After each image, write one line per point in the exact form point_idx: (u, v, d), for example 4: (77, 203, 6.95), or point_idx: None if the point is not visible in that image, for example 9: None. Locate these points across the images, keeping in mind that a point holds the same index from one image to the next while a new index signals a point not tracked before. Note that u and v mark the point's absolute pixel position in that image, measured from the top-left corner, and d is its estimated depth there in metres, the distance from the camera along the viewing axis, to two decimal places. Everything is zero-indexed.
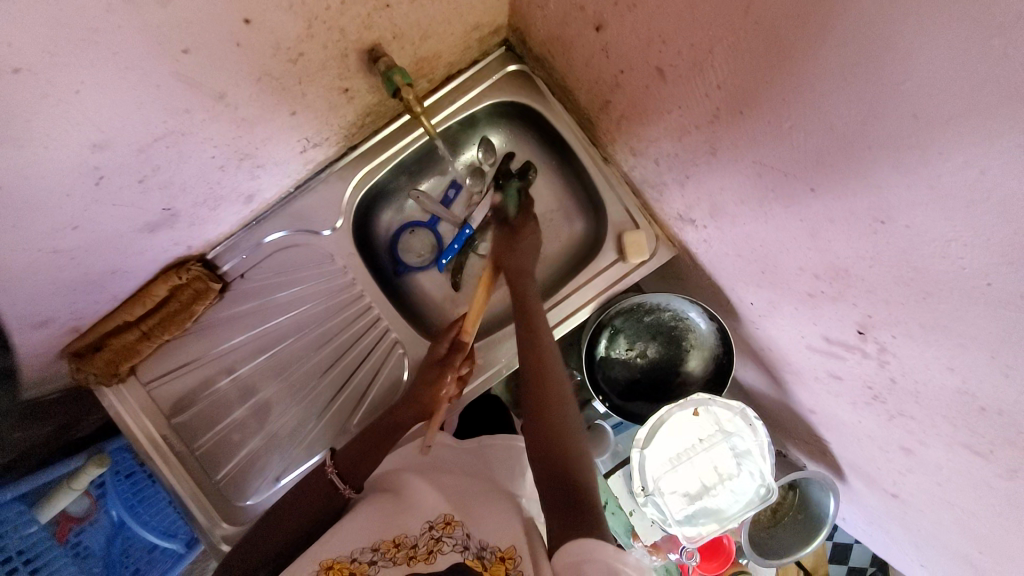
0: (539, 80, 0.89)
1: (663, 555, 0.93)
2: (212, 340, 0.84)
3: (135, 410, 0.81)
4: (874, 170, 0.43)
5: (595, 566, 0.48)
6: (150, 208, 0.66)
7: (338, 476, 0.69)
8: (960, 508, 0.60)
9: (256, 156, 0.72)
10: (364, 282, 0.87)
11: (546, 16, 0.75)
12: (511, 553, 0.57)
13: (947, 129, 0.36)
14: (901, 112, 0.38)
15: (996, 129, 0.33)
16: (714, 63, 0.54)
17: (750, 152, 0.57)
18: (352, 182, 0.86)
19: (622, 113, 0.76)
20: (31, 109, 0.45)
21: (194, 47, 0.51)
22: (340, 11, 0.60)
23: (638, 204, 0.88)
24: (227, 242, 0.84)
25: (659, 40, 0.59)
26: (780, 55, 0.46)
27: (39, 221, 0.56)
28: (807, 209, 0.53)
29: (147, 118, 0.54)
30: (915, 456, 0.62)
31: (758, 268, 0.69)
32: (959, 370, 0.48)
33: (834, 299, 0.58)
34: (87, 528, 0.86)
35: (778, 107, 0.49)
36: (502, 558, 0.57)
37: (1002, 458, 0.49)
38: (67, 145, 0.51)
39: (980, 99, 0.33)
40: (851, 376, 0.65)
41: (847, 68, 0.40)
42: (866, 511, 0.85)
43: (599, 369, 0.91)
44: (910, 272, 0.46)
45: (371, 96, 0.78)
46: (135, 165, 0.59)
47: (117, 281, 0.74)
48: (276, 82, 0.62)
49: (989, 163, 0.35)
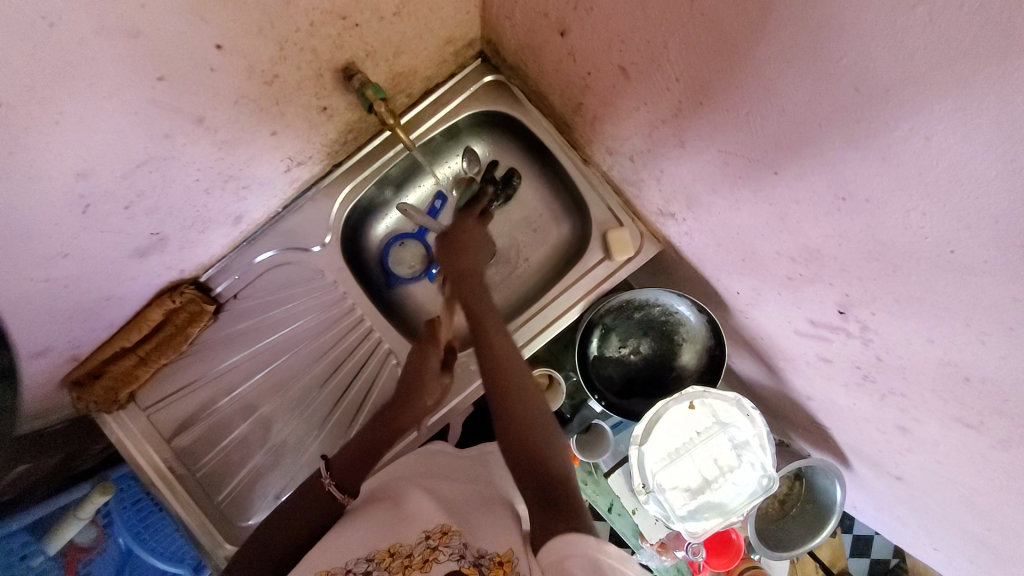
0: (515, 89, 0.91)
1: (671, 554, 0.92)
2: (209, 362, 0.85)
3: (135, 435, 0.82)
4: (829, 149, 0.44)
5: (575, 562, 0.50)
6: (139, 232, 0.68)
7: (336, 487, 0.70)
8: (961, 484, 0.60)
9: (241, 177, 0.74)
10: (354, 295, 0.88)
11: (514, 26, 0.78)
12: (508, 557, 0.56)
13: (889, 102, 0.37)
14: (845, 88, 0.40)
15: (935, 95, 0.34)
16: (670, 58, 0.55)
17: (714, 141, 0.58)
18: (338, 198, 0.88)
19: (595, 114, 0.78)
20: (14, 141, 0.47)
21: (170, 74, 0.53)
22: (310, 33, 0.62)
23: (620, 202, 0.89)
24: (219, 264, 0.86)
25: (618, 41, 0.61)
26: (729, 45, 0.47)
27: (28, 251, 0.58)
28: (775, 192, 0.54)
29: (129, 144, 0.57)
30: (911, 434, 0.62)
31: (739, 256, 0.70)
32: (939, 341, 0.48)
33: (812, 281, 0.59)
34: (95, 559, 0.85)
35: (734, 95, 0.51)
36: (500, 564, 0.55)
37: (992, 427, 0.49)
38: (53, 175, 0.53)
39: (915, 68, 0.34)
40: (839, 357, 0.65)
41: (791, 51, 0.42)
42: (875, 497, 0.84)
43: (594, 368, 0.91)
44: (878, 246, 0.47)
45: (350, 114, 0.80)
46: (121, 192, 0.61)
47: (111, 307, 0.76)
48: (254, 104, 0.65)
49: (932, 129, 0.36)
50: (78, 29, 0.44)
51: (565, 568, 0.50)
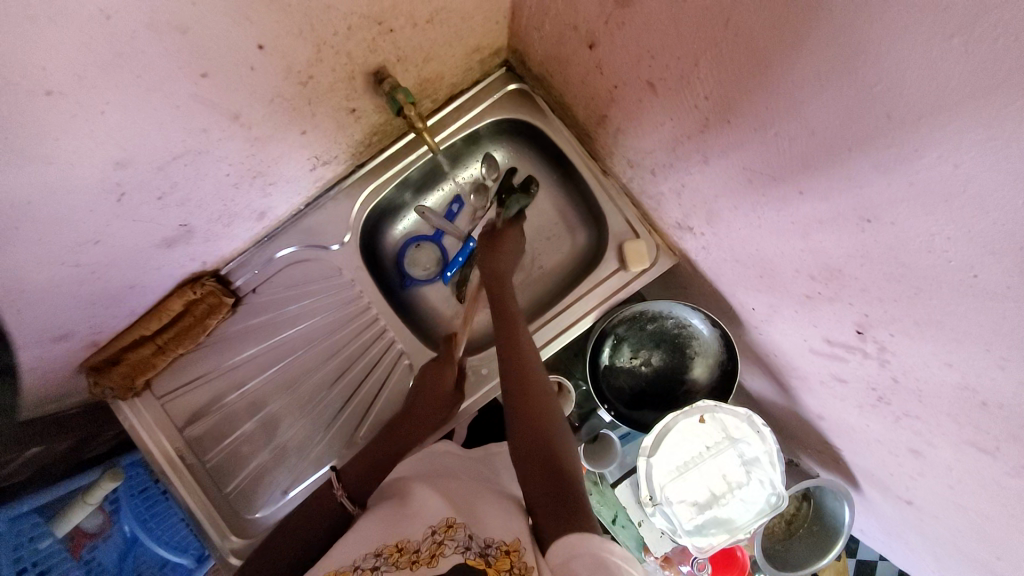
0: (539, 99, 0.92)
1: (675, 568, 0.91)
2: (225, 354, 0.86)
3: (149, 423, 0.83)
4: (857, 170, 0.45)
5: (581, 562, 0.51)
6: (167, 223, 0.70)
7: (348, 499, 0.71)
8: (974, 511, 0.59)
9: (269, 174, 0.75)
10: (371, 294, 0.90)
11: (542, 37, 0.79)
12: (515, 546, 0.57)
13: (919, 127, 0.38)
14: (876, 111, 0.40)
15: (967, 122, 0.35)
16: (699, 74, 0.56)
17: (740, 157, 0.58)
18: (359, 200, 0.89)
19: (618, 126, 0.79)
20: (60, 128, 0.48)
21: (211, 71, 0.55)
22: (346, 37, 0.63)
23: (638, 214, 0.90)
24: (239, 258, 0.88)
25: (647, 55, 0.62)
26: (761, 65, 0.48)
27: (61, 236, 0.59)
28: (798, 210, 0.55)
29: (167, 137, 0.58)
30: (924, 458, 0.61)
31: (757, 273, 0.70)
32: (958, 365, 0.48)
33: (831, 300, 0.59)
34: (100, 545, 0.88)
35: (762, 114, 0.52)
36: (506, 553, 0.56)
37: (1009, 455, 0.49)
38: (92, 163, 0.54)
39: (949, 94, 0.35)
40: (854, 378, 0.64)
41: (823, 73, 0.43)
42: (883, 521, 0.83)
43: (604, 378, 0.92)
44: (900, 268, 0.47)
45: (376, 117, 0.82)
46: (154, 182, 0.62)
47: (134, 296, 0.77)
48: (287, 103, 0.66)
49: (962, 155, 0.36)
50: (129, 24, 0.45)
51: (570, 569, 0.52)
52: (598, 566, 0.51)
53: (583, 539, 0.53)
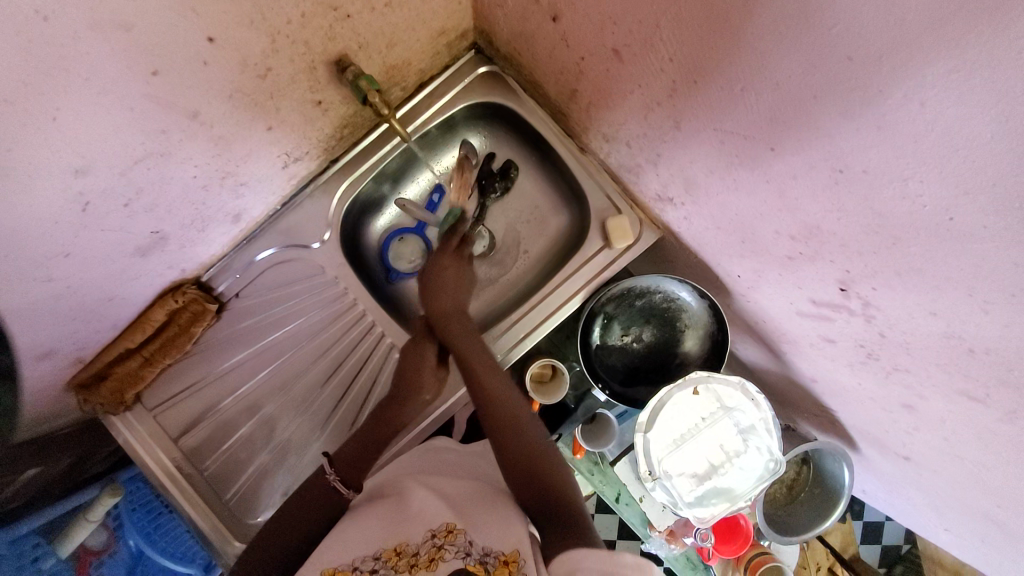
0: (510, 80, 0.91)
1: (680, 541, 0.92)
2: (213, 360, 0.86)
3: (142, 436, 0.83)
4: (825, 120, 0.44)
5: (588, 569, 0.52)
6: (138, 231, 0.69)
7: (340, 482, 0.71)
8: (970, 461, 0.59)
9: (238, 174, 0.74)
10: (355, 291, 0.89)
11: (507, 14, 0.78)
12: (514, 557, 0.55)
13: (882, 68, 0.37)
14: (837, 55, 0.39)
15: (926, 56, 0.34)
16: (662, 36, 0.55)
17: (710, 119, 0.58)
18: (336, 195, 0.88)
19: (590, 101, 0.77)
20: (13, 137, 0.47)
21: (163, 68, 0.54)
22: (302, 25, 0.62)
23: (618, 190, 0.89)
24: (220, 263, 0.87)
25: (610, 23, 0.61)
26: (719, 20, 0.47)
27: (29, 251, 0.58)
28: (772, 168, 0.54)
29: (126, 140, 0.57)
30: (917, 412, 0.61)
31: (739, 238, 0.69)
32: (942, 314, 0.47)
33: (812, 259, 0.58)
34: (107, 561, 0.87)
35: (727, 71, 0.51)
36: (506, 563, 0.55)
37: (998, 400, 0.49)
38: (51, 171, 0.53)
39: (907, 31, 0.34)
40: (842, 337, 0.64)
41: (781, 22, 0.42)
42: (883, 479, 0.83)
43: (597, 357, 0.91)
44: (877, 219, 0.46)
45: (344, 108, 0.80)
46: (120, 189, 0.61)
47: (114, 308, 0.76)
48: (248, 98, 0.65)
49: (925, 94, 0.36)
50: (68, 21, 0.44)
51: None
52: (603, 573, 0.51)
53: (588, 554, 0.53)
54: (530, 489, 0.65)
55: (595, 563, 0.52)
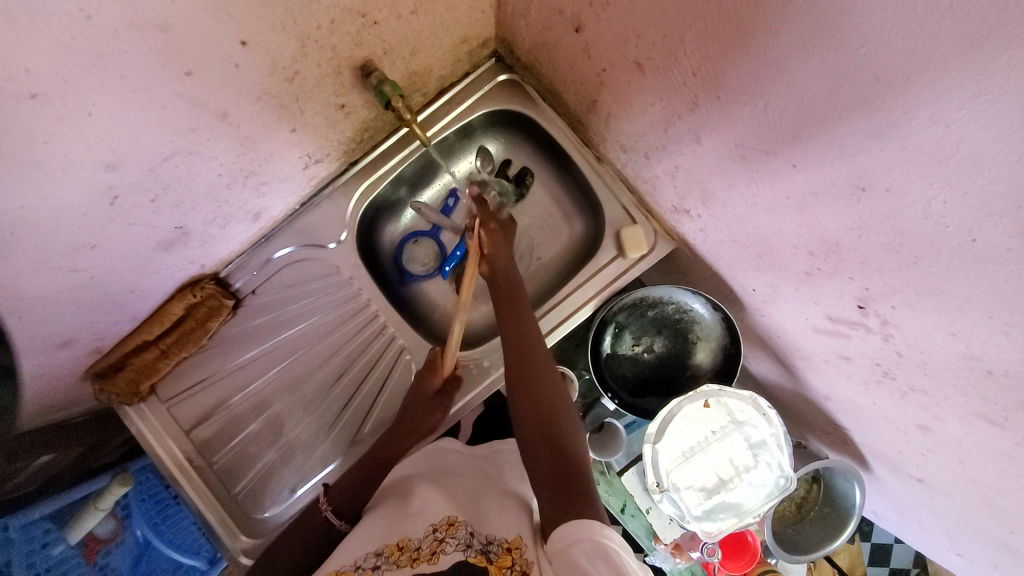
0: (530, 88, 0.92)
1: (685, 555, 0.91)
2: (228, 355, 0.87)
3: (155, 427, 0.84)
4: (849, 138, 0.44)
5: (580, 547, 0.51)
6: (162, 226, 0.70)
7: (332, 513, 0.70)
8: (986, 486, 0.58)
9: (260, 173, 0.76)
10: (369, 291, 0.90)
11: (529, 24, 0.79)
12: (517, 543, 0.58)
13: (909, 88, 0.37)
14: (864, 74, 0.40)
15: (956, 78, 0.34)
16: (685, 50, 0.55)
17: (731, 133, 0.58)
18: (354, 196, 0.89)
19: (609, 111, 0.78)
20: (49, 131, 0.49)
21: (195, 69, 0.55)
22: (330, 30, 0.63)
23: (634, 200, 0.89)
24: (238, 260, 0.88)
25: (633, 35, 0.61)
26: (745, 35, 0.47)
27: (58, 242, 0.60)
28: (792, 183, 0.54)
29: (155, 138, 0.58)
30: (933, 434, 0.61)
31: (755, 252, 0.69)
32: (962, 335, 0.47)
33: (830, 275, 0.58)
34: (114, 550, 0.90)
35: (750, 86, 0.51)
36: (508, 550, 0.57)
37: (1018, 425, 0.48)
38: (83, 166, 0.55)
39: (937, 52, 0.34)
40: (858, 355, 0.64)
41: (808, 40, 0.42)
42: (896, 502, 0.82)
43: (607, 366, 0.91)
44: (899, 238, 0.46)
45: (366, 112, 0.82)
46: (147, 184, 0.63)
47: (135, 300, 0.78)
48: (275, 100, 0.66)
49: (953, 115, 0.35)
50: (109, 22, 0.45)
51: (568, 558, 0.51)
52: (595, 551, 0.51)
53: (581, 526, 0.52)
54: (542, 459, 0.64)
55: (586, 536, 0.52)
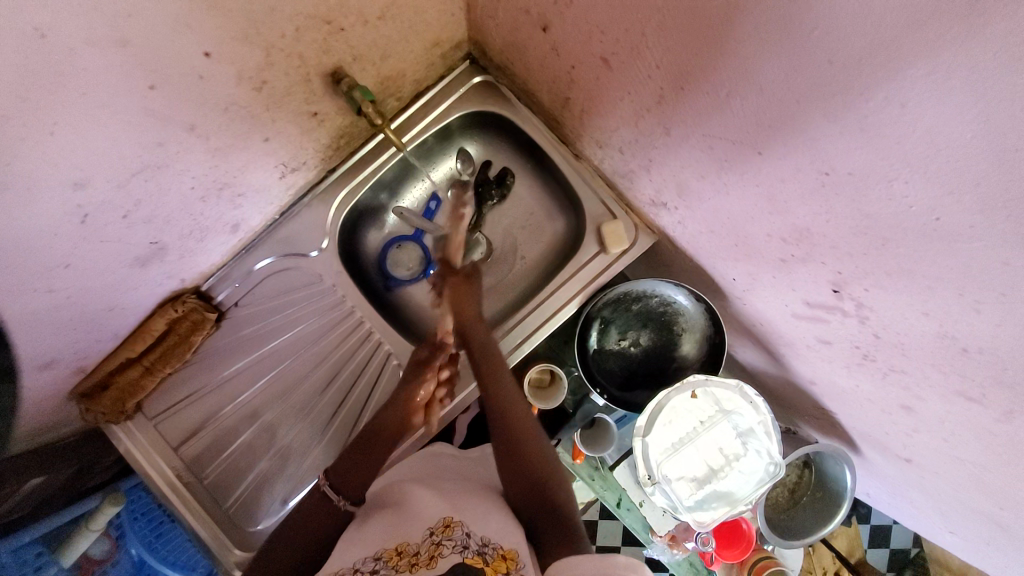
0: (504, 88, 0.92)
1: (681, 547, 0.92)
2: (213, 369, 0.86)
3: (143, 445, 0.84)
4: (807, 124, 0.45)
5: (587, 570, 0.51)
6: (138, 242, 0.70)
7: (331, 487, 0.71)
8: (969, 462, 0.59)
9: (236, 184, 0.75)
10: (353, 298, 0.90)
11: (499, 24, 0.79)
12: (512, 553, 0.56)
13: (860, 72, 0.38)
14: (817, 60, 0.40)
15: (902, 60, 0.35)
16: (648, 44, 0.56)
17: (698, 125, 0.58)
18: (334, 204, 0.89)
19: (582, 108, 0.78)
20: (13, 151, 0.49)
21: (159, 82, 0.55)
22: (296, 38, 0.63)
23: (614, 195, 0.90)
24: (219, 272, 0.88)
25: (599, 32, 0.62)
26: (701, 26, 0.48)
27: (30, 263, 0.59)
28: (760, 172, 0.54)
29: (124, 153, 0.58)
30: (915, 413, 0.61)
31: (732, 241, 0.70)
32: (934, 314, 0.47)
33: (805, 261, 0.58)
34: (109, 570, 0.86)
35: (712, 77, 0.51)
36: (504, 557, 0.56)
37: (994, 400, 0.48)
38: (50, 185, 0.54)
39: (882, 36, 0.35)
40: (838, 339, 0.64)
41: (762, 29, 0.42)
42: (886, 482, 0.82)
43: (595, 362, 0.91)
44: (865, 220, 0.46)
45: (341, 118, 0.82)
46: (118, 201, 0.62)
47: (115, 319, 0.78)
48: (245, 110, 0.66)
49: (905, 96, 0.36)
50: (66, 39, 0.45)
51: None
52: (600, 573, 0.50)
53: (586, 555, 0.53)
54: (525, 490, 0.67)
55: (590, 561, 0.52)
